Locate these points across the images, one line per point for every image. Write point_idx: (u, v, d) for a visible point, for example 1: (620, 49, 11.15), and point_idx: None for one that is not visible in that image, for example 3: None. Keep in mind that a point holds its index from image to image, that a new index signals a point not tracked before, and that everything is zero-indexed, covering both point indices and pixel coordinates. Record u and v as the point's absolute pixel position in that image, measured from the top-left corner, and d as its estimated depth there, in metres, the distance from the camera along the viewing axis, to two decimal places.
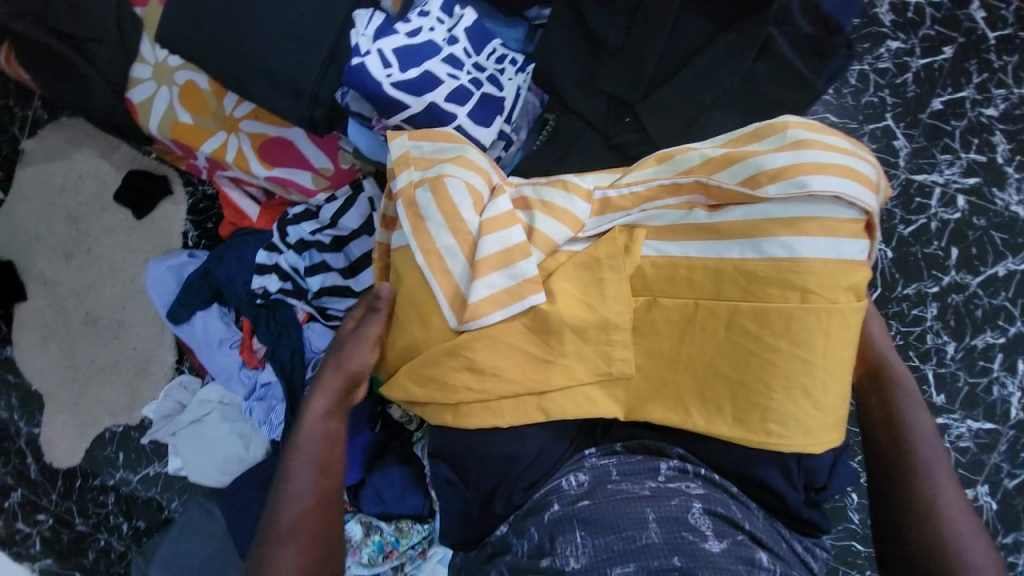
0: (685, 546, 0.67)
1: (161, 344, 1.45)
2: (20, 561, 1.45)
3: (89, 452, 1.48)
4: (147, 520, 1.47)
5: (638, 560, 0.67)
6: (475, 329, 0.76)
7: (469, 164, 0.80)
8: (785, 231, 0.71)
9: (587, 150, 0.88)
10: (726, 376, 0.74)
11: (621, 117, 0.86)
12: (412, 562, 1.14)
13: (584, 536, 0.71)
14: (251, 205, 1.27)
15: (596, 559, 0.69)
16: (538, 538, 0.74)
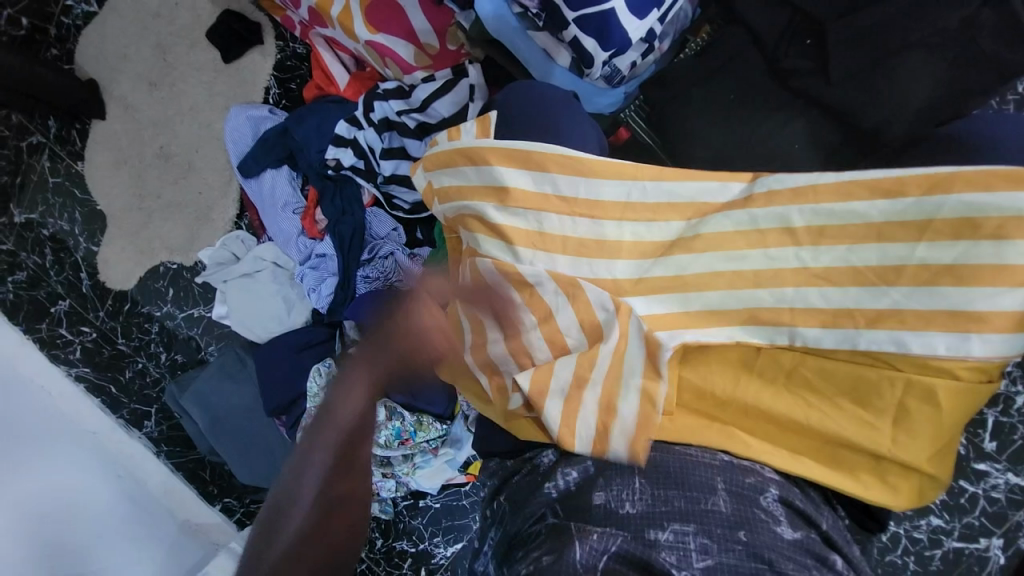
0: (753, 524, 0.59)
1: (225, 194, 1.47)
2: (57, 364, 1.51)
3: (142, 280, 1.55)
4: (184, 356, 1.56)
5: (699, 523, 0.58)
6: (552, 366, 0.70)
7: (515, 162, 0.72)
8: (928, 273, 0.62)
9: (743, 70, 0.77)
10: (811, 384, 0.65)
11: (801, 38, 0.74)
12: (421, 455, 1.21)
13: (643, 483, 0.62)
14: (341, 72, 1.23)
15: (654, 509, 0.60)
16: (593, 472, 0.65)
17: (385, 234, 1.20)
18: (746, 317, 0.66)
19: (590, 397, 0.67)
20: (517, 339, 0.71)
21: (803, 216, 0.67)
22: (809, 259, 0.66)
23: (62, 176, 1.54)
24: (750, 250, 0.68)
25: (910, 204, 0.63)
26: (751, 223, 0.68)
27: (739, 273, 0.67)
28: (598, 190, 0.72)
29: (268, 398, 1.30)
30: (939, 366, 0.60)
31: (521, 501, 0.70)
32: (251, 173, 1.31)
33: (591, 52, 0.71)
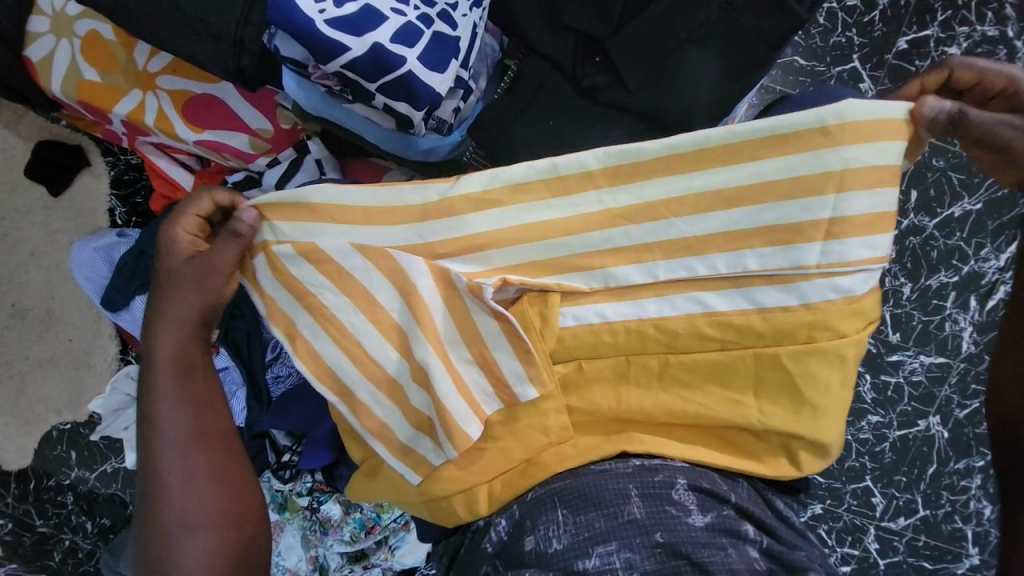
0: (668, 522, 0.60)
1: (101, 333, 1.33)
2: None
3: (37, 453, 1.37)
4: (111, 517, 1.38)
5: (621, 538, 0.59)
6: (436, 401, 0.62)
7: (347, 216, 0.64)
8: (762, 241, 0.61)
9: (554, 96, 0.79)
10: (685, 383, 0.63)
11: (590, 57, 0.77)
12: (395, 534, 1.14)
13: (564, 514, 0.62)
14: (184, 175, 1.13)
15: (577, 538, 0.60)
16: (520, 516, 0.63)
17: None
18: (606, 337, 0.62)
19: (444, 366, 0.63)
20: (359, 352, 0.65)
21: (616, 196, 0.62)
22: (644, 234, 0.62)
23: None
24: (571, 238, 0.62)
25: (685, 139, 0.61)
26: (587, 244, 0.62)
27: (602, 291, 0.63)
28: (469, 222, 0.63)
29: None
30: (788, 328, 0.61)
31: (462, 571, 0.66)
32: (118, 305, 1.18)
33: (405, 113, 0.70)
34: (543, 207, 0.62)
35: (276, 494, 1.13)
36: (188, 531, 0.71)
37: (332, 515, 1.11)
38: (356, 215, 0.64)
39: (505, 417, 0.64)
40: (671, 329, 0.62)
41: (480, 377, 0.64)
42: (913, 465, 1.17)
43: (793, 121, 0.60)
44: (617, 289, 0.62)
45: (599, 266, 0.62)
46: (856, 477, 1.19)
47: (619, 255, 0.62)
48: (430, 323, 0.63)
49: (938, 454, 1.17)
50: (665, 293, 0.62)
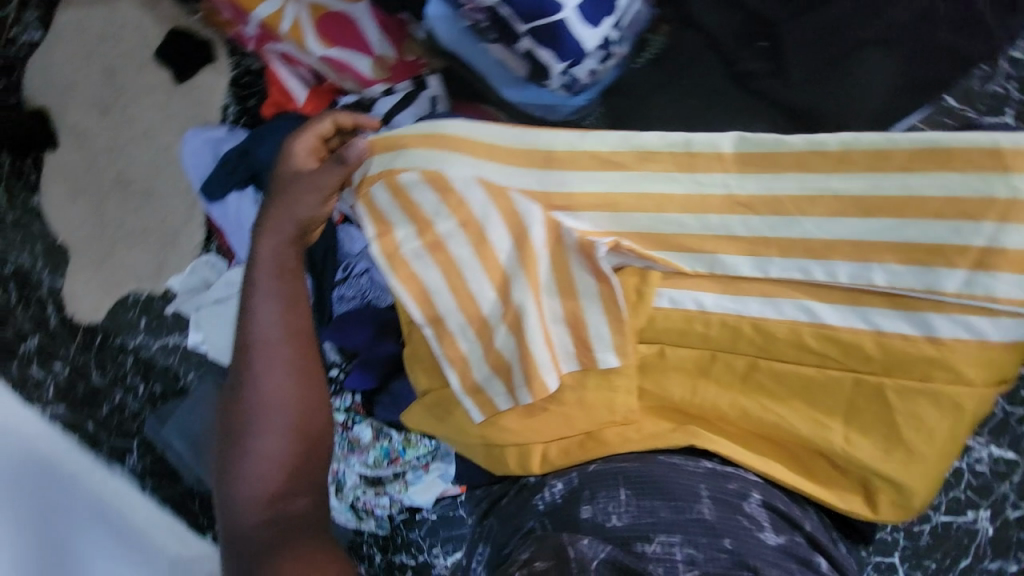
0: (739, 531, 0.56)
1: (190, 218, 1.43)
2: (31, 405, 1.49)
3: (110, 311, 1.49)
4: (163, 386, 1.50)
5: (687, 532, 0.56)
6: (523, 343, 0.66)
7: (467, 149, 0.66)
8: (895, 257, 0.58)
9: (699, 78, 0.75)
10: (769, 390, 0.63)
11: (754, 39, 0.73)
12: (413, 472, 1.18)
13: (628, 494, 0.61)
14: (300, 88, 1.18)
15: (639, 520, 0.58)
16: (578, 485, 0.63)
17: (359, 251, 1.17)
18: (699, 327, 0.63)
19: (536, 313, 0.65)
20: (459, 284, 0.68)
21: (746, 184, 0.61)
22: (765, 227, 0.61)
23: (20, 211, 1.48)
24: (689, 217, 0.62)
25: (835, 137, 0.59)
26: (708, 229, 0.63)
27: (711, 279, 0.63)
28: (569, 180, 0.64)
29: None
30: (907, 359, 0.59)
31: (508, 521, 0.68)
32: (215, 196, 1.26)
33: (546, 63, 0.69)
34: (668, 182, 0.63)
35: None
36: (261, 430, 0.77)
37: (361, 438, 1.17)
38: (482, 150, 0.66)
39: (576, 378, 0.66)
40: (770, 331, 0.62)
41: (566, 332, 0.66)
42: (948, 554, 1.10)
43: (962, 138, 0.56)
44: (724, 279, 0.63)
45: (708, 251, 0.62)
46: (885, 551, 1.12)
47: (733, 243, 0.62)
48: (533, 270, 0.64)
49: (978, 550, 1.08)
50: (773, 294, 0.62)
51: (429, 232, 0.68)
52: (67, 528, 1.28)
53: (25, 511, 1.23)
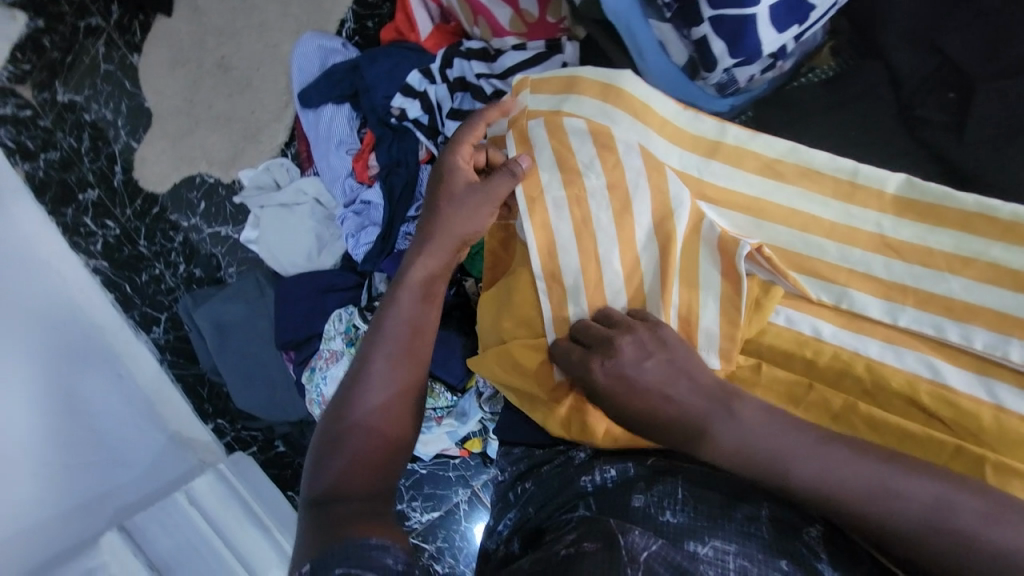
0: (796, 554, 0.56)
1: (279, 119, 1.45)
2: (76, 252, 1.47)
3: (174, 187, 1.50)
4: (203, 271, 1.52)
5: (741, 544, 0.56)
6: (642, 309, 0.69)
7: (635, 115, 0.73)
8: None
9: (872, 112, 0.74)
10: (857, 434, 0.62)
11: (942, 89, 0.71)
12: (426, 422, 1.18)
13: (685, 494, 0.61)
14: (425, 21, 1.19)
15: (694, 522, 0.58)
16: (634, 475, 0.66)
17: None
18: (808, 350, 0.65)
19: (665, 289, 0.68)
20: (588, 245, 0.71)
21: (898, 229, 0.66)
22: (903, 275, 0.65)
23: (115, 65, 1.48)
24: (829, 245, 0.67)
25: (999, 206, 0.62)
26: (841, 259, 0.67)
27: (829, 308, 0.66)
28: (716, 172, 0.71)
29: (281, 332, 1.28)
30: (1013, 438, 0.58)
31: (553, 490, 0.70)
32: (311, 103, 1.28)
33: (718, 55, 0.69)
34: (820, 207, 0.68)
35: (350, 329, 1.20)
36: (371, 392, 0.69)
37: None
38: (656, 123, 0.73)
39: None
40: (882, 375, 0.63)
41: (682, 315, 0.68)
42: None
43: None
44: (847, 313, 0.66)
45: (838, 282, 0.66)
46: None
47: (870, 282, 0.66)
48: (671, 252, 0.68)
49: None
50: (894, 339, 0.64)
51: (581, 184, 0.73)
52: (77, 378, 1.29)
53: (39, 355, 1.26)
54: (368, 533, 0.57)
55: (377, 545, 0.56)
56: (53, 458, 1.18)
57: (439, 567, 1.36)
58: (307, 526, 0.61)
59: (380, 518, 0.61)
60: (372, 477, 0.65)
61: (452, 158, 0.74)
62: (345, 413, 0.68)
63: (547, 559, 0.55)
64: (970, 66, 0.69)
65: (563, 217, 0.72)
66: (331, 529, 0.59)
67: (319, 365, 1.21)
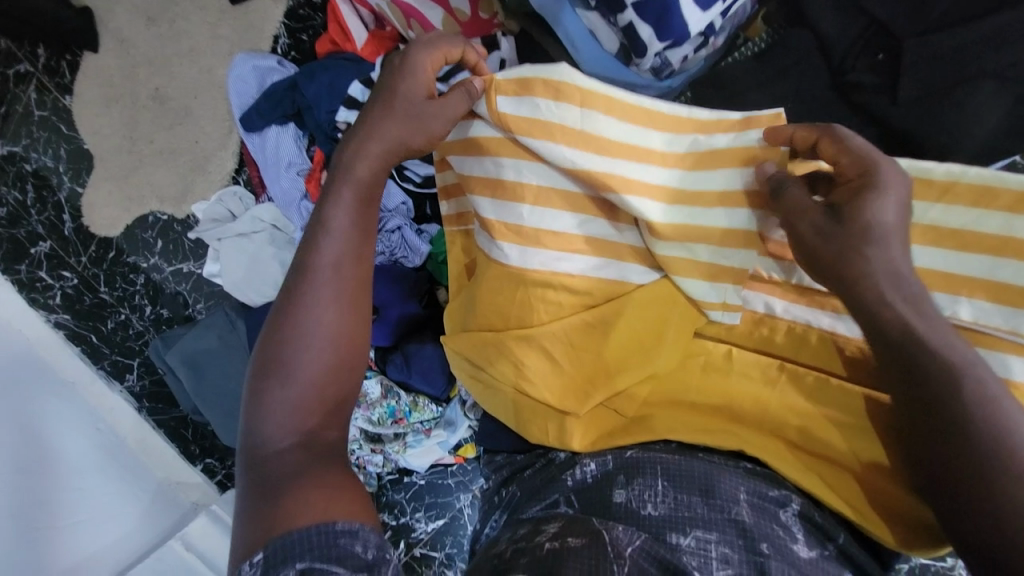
0: (773, 538, 0.56)
1: (224, 146, 1.40)
2: (36, 309, 1.41)
3: (128, 229, 1.45)
4: (170, 311, 1.48)
5: (722, 532, 0.56)
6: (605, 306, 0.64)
7: (573, 100, 0.61)
8: (980, 294, 0.60)
9: (808, 78, 0.73)
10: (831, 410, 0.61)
11: (871, 51, 0.70)
12: (414, 435, 1.18)
13: (666, 485, 0.60)
14: (359, 29, 1.15)
15: (675, 513, 0.58)
16: (614, 468, 0.63)
17: (394, 207, 1.14)
18: (767, 329, 0.64)
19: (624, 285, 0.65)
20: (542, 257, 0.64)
21: None
22: None
23: (49, 109, 1.41)
24: None
25: (941, 168, 0.62)
26: None
27: (776, 284, 0.64)
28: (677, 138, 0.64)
29: None
30: None
31: (535, 490, 0.68)
32: (254, 127, 1.24)
33: (646, 41, 0.68)
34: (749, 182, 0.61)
35: None
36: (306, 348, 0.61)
37: (370, 393, 1.14)
38: (598, 103, 0.61)
39: (642, 347, 0.64)
40: (837, 347, 0.61)
41: (646, 304, 0.64)
42: None
43: None
44: (798, 288, 0.63)
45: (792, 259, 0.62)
46: None
47: None
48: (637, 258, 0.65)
49: None
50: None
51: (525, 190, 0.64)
52: (55, 431, 1.25)
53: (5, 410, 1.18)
54: (333, 515, 0.52)
55: (345, 531, 0.51)
56: (43, 517, 1.14)
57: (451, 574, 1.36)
58: (251, 491, 0.56)
59: (332, 484, 0.55)
60: (323, 440, 0.59)
61: (410, 63, 0.63)
62: (278, 363, 0.60)
63: (532, 551, 0.54)
64: (900, 23, 0.68)
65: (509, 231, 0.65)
66: (281, 504, 0.53)
67: None
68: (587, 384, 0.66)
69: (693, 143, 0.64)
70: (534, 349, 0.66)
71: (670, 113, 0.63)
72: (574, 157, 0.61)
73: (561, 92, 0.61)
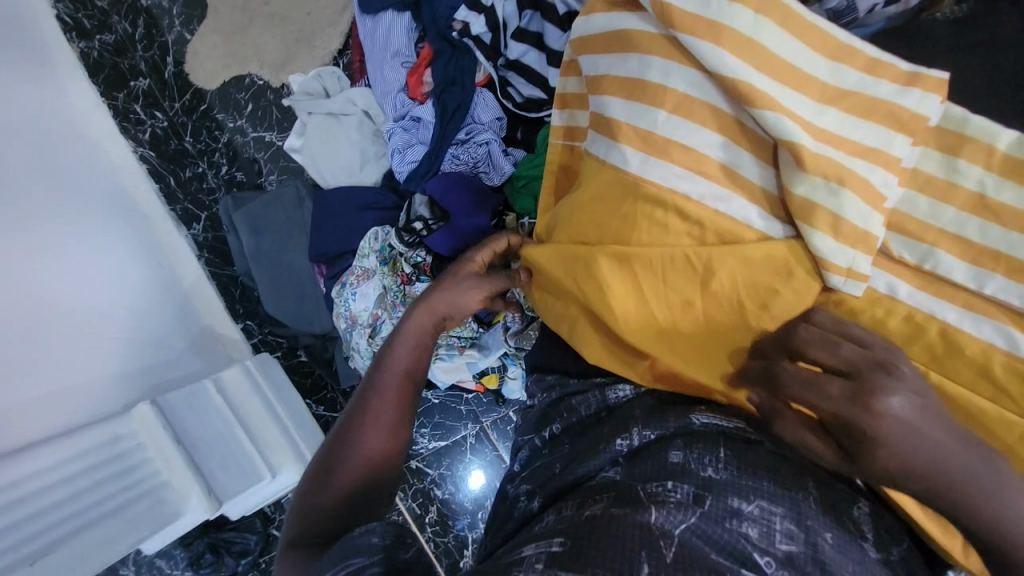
0: (842, 529, 0.54)
1: (335, 24, 1.41)
2: (124, 137, 1.45)
3: (224, 86, 1.48)
4: (244, 175, 1.50)
5: (788, 507, 0.54)
6: (712, 239, 0.60)
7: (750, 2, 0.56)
8: None
9: (1001, 52, 0.64)
10: None
11: None
12: (447, 350, 1.18)
13: (729, 453, 0.58)
14: None
15: (740, 479, 0.55)
16: (672, 433, 0.62)
17: (487, 121, 1.14)
18: (879, 312, 0.57)
19: (740, 223, 0.60)
20: (665, 169, 0.60)
21: (1001, 188, 0.53)
22: (998, 238, 0.53)
23: None
24: (919, 198, 0.56)
25: None
26: (928, 216, 0.56)
27: (907, 267, 0.57)
28: (842, 73, 0.57)
29: (317, 242, 1.29)
30: None
31: (585, 438, 0.68)
32: (371, 9, 1.21)
33: None
34: (905, 148, 0.56)
35: (386, 249, 1.19)
36: (372, 423, 0.75)
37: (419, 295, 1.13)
38: (774, 12, 0.56)
39: (734, 289, 0.60)
40: (956, 343, 0.55)
41: (756, 249, 0.59)
42: None
43: None
44: (927, 275, 0.56)
45: (926, 241, 0.56)
46: None
47: (954, 241, 0.55)
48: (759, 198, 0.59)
49: None
50: (978, 310, 0.54)
51: (665, 94, 0.60)
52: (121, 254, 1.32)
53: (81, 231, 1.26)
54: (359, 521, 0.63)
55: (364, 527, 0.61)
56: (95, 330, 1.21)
57: (440, 493, 1.39)
58: (312, 475, 0.74)
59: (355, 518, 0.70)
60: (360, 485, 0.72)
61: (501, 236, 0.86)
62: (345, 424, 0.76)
63: (571, 519, 0.54)
64: None
65: (634, 136, 0.61)
66: (319, 502, 0.71)
67: (350, 281, 1.22)
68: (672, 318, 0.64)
69: (857, 82, 0.57)
70: (626, 269, 0.63)
71: (842, 42, 0.57)
72: (733, 64, 0.55)
73: None
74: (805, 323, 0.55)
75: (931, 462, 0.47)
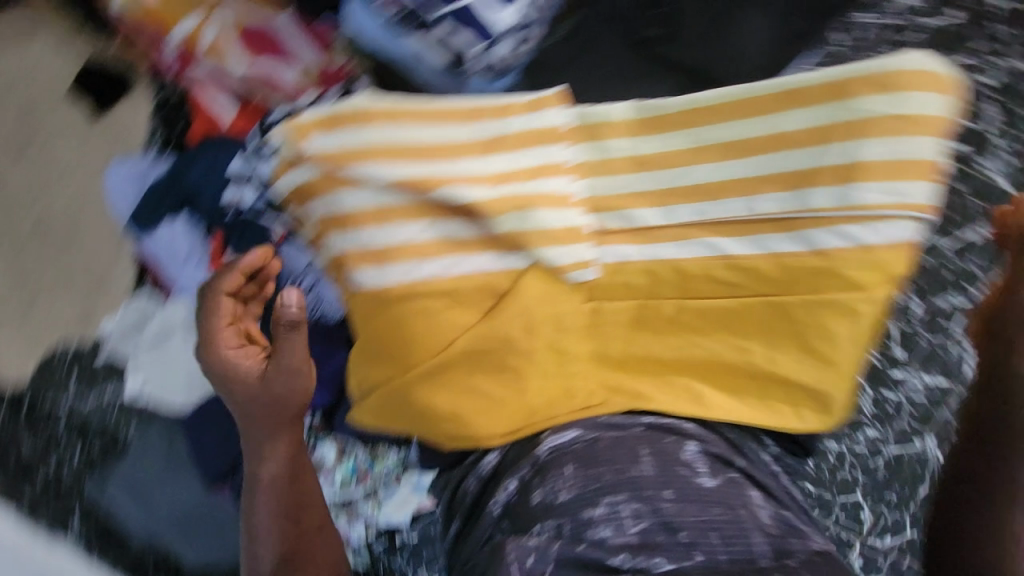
0: (676, 479, 0.67)
1: (118, 258, 1.35)
2: None
3: (36, 376, 1.32)
4: (102, 445, 1.31)
5: (628, 491, 0.65)
6: (470, 293, 0.72)
7: (387, 121, 0.74)
8: (774, 187, 0.69)
9: None
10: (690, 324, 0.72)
11: None
12: (385, 487, 1.12)
13: (574, 469, 0.66)
14: (228, 108, 1.19)
15: (587, 488, 0.65)
16: (530, 476, 0.68)
17: (303, 267, 1.12)
18: (624, 275, 0.73)
19: (481, 268, 0.72)
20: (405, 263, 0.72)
21: (645, 144, 0.73)
22: (664, 180, 0.72)
23: None
24: (597, 180, 0.74)
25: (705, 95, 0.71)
26: (614, 188, 0.73)
27: (625, 232, 0.73)
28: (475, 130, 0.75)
29: (205, 468, 1.19)
30: (800, 273, 0.68)
31: (472, 519, 0.72)
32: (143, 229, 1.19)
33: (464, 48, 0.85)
34: (565, 153, 0.74)
35: None
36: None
37: (326, 457, 1.12)
38: (403, 120, 0.74)
39: (526, 328, 0.70)
40: (683, 267, 0.71)
41: (506, 281, 0.72)
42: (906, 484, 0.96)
43: (807, 79, 0.68)
44: (638, 231, 0.73)
45: (619, 207, 0.73)
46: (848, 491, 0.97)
47: (640, 198, 0.73)
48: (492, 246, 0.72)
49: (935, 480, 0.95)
50: (682, 235, 0.71)
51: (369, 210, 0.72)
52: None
53: None
54: None
55: None
56: None
57: None
58: None
59: None
60: None
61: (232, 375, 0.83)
62: None
63: None
64: None
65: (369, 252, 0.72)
66: None
67: None
68: (496, 375, 0.71)
69: (490, 130, 0.74)
70: (432, 359, 0.71)
71: (464, 110, 0.75)
72: (400, 169, 0.72)
73: (370, 121, 0.74)
74: (593, 302, 0.73)
75: (686, 350, 0.73)
